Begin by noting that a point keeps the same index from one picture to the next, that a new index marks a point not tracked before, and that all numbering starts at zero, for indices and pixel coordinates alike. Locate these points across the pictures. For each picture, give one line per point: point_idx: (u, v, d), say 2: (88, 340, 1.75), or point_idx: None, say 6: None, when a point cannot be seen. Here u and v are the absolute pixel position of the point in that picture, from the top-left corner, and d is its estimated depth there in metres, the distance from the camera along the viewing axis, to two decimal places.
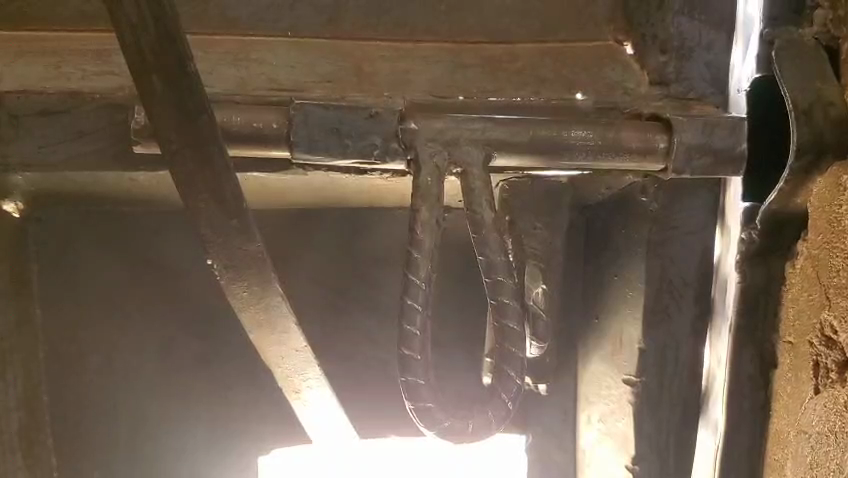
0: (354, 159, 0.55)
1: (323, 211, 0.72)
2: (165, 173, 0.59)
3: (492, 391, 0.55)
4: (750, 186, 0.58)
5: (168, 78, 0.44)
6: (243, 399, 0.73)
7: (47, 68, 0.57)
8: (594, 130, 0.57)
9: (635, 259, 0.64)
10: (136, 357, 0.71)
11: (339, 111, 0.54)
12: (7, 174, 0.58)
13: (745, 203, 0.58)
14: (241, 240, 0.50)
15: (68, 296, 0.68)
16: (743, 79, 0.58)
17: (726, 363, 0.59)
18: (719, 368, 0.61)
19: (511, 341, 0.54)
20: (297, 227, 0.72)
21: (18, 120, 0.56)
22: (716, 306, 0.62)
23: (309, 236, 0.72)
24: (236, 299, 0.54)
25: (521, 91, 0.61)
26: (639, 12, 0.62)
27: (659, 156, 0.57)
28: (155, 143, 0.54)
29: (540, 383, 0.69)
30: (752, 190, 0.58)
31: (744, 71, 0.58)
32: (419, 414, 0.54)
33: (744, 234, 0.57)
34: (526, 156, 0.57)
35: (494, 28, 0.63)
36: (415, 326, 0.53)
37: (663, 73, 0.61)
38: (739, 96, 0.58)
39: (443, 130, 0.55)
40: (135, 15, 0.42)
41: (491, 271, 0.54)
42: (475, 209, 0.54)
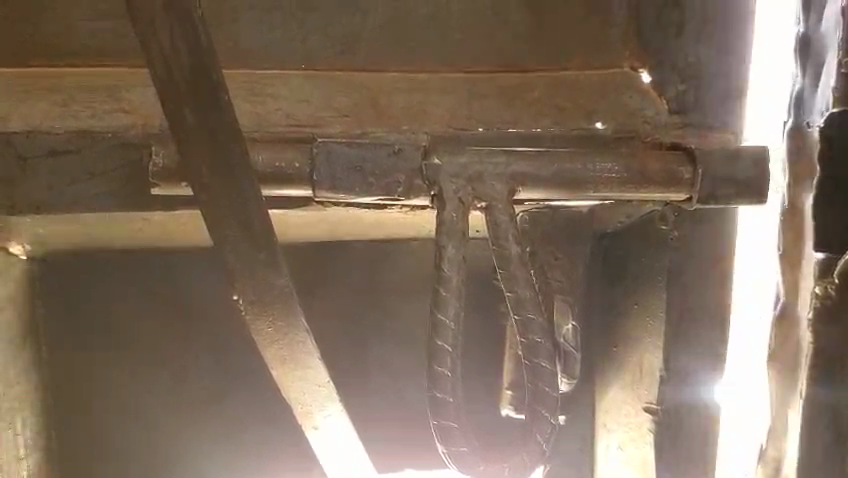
0: (378, 196, 0.54)
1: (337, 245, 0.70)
2: (198, 212, 0.56)
3: (527, 433, 0.54)
4: (824, 235, 0.53)
5: (199, 107, 0.46)
6: (254, 438, 0.70)
7: (53, 106, 0.55)
8: (618, 160, 0.56)
9: (655, 290, 0.63)
10: (146, 394, 0.68)
11: (361, 149, 0.54)
12: (13, 217, 0.55)
13: (821, 255, 0.53)
14: (269, 274, 0.52)
15: (73, 331, 0.67)
16: (817, 112, 0.53)
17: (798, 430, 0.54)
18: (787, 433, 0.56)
19: (543, 378, 0.53)
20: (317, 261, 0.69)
21: (25, 163, 0.54)
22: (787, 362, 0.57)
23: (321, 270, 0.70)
24: (259, 335, 0.55)
25: (541, 121, 0.60)
26: (657, 39, 0.61)
27: (685, 184, 0.57)
28: (185, 183, 0.52)
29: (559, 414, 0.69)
30: (825, 239, 0.53)
31: (818, 104, 0.53)
32: (452, 457, 0.53)
33: (818, 288, 0.53)
34: (550, 190, 0.56)
35: (510, 56, 0.62)
36: (446, 367, 0.52)
37: (683, 102, 0.61)
38: (813, 131, 0.53)
39: (466, 165, 0.54)
40: (169, 47, 0.45)
41: (520, 308, 0.54)
42: (502, 244, 0.54)
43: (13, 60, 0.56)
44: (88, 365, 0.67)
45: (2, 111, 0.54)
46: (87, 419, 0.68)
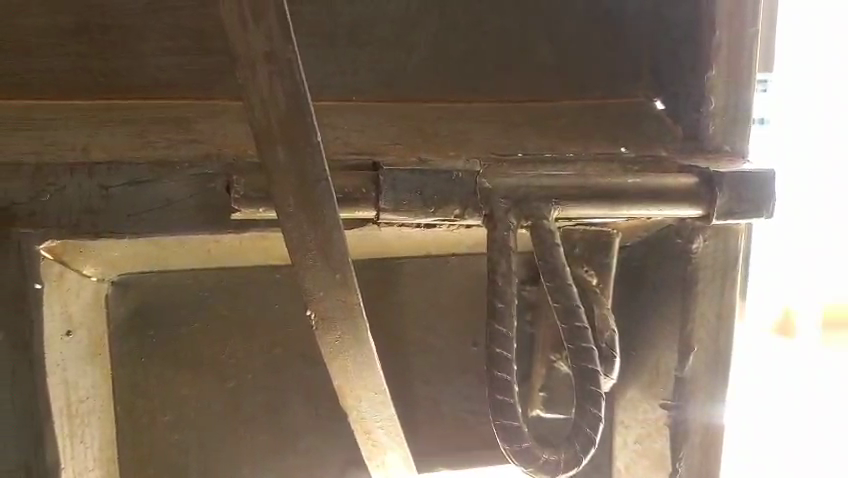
0: (437, 217, 0.59)
1: (388, 262, 0.71)
2: (278, 233, 0.61)
3: (577, 427, 0.59)
4: None
5: (292, 145, 0.51)
6: (305, 444, 0.70)
7: (132, 136, 0.59)
8: (646, 182, 0.63)
9: (672, 298, 0.70)
10: (204, 410, 0.68)
11: (422, 175, 0.58)
12: (92, 242, 0.59)
13: None
14: (341, 292, 0.56)
15: (141, 349, 0.66)
16: None
17: None
18: None
19: (589, 380, 0.59)
20: (370, 279, 0.70)
21: (107, 192, 0.58)
22: None
23: (373, 288, 0.70)
24: (326, 348, 0.59)
25: (570, 146, 0.67)
26: (671, 72, 0.67)
27: (702, 204, 0.64)
28: (266, 208, 0.56)
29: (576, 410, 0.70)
30: None
31: None
32: (514, 453, 0.58)
33: None
34: (589, 208, 0.62)
35: (541, 88, 0.67)
36: (507, 372, 0.58)
37: (698, 128, 0.68)
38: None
39: (514, 187, 0.60)
40: (267, 92, 0.49)
41: (568, 317, 0.59)
42: (548, 260, 0.60)
43: (92, 95, 0.59)
44: (159, 388, 0.67)
45: (81, 143, 0.58)
46: (154, 442, 0.67)
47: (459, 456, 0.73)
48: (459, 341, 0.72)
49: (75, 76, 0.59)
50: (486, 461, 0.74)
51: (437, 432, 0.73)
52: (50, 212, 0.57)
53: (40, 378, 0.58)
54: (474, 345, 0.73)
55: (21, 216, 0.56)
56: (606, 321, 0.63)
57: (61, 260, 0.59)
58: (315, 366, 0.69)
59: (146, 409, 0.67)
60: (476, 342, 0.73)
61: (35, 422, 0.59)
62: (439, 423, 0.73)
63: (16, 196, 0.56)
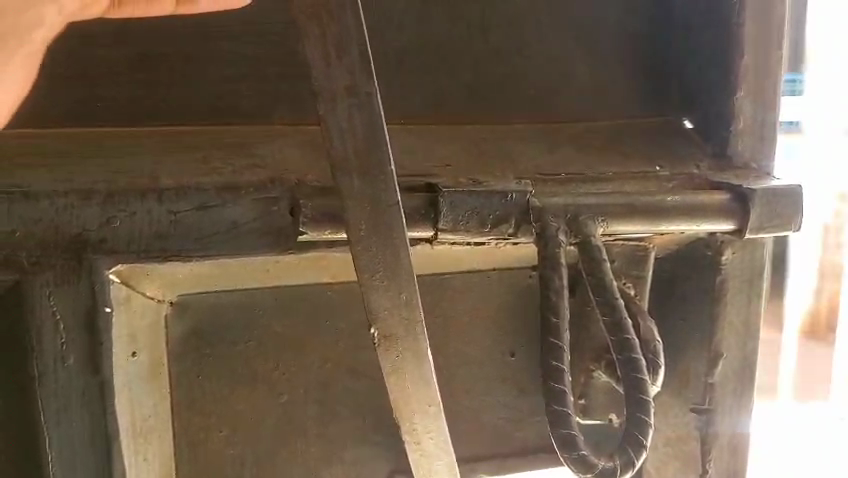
0: (491, 236, 0.62)
1: (427, 278, 0.72)
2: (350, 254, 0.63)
3: (629, 433, 0.62)
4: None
5: (366, 174, 0.53)
6: (353, 455, 0.72)
7: (197, 162, 0.61)
8: (684, 200, 0.66)
9: (703, 307, 0.74)
10: (257, 424, 0.70)
11: (478, 196, 0.61)
12: (159, 265, 0.61)
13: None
14: (406, 310, 0.59)
15: (196, 368, 0.67)
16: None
17: None
18: None
19: (637, 388, 0.61)
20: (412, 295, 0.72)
21: (175, 217, 0.59)
22: None
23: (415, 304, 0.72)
24: (387, 364, 0.61)
25: (610, 164, 0.69)
26: (700, 94, 0.72)
27: (734, 219, 0.67)
28: (335, 229, 0.59)
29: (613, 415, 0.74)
30: None
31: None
32: (574, 461, 0.60)
33: None
34: (631, 223, 0.66)
35: (577, 109, 0.70)
36: (562, 383, 0.60)
37: (727, 145, 0.71)
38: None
39: (563, 205, 0.64)
40: (346, 124, 0.52)
41: (618, 329, 0.62)
42: (597, 275, 0.63)
43: (155, 119, 0.63)
44: (216, 404, 0.68)
45: (148, 170, 0.60)
46: (211, 456, 0.69)
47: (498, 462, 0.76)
48: (499, 353, 0.75)
49: (142, 102, 0.63)
50: (524, 464, 0.77)
51: (477, 439, 0.76)
52: (119, 236, 0.58)
53: (109, 401, 0.60)
54: (512, 355, 0.75)
55: (93, 242, 0.58)
56: (649, 329, 0.66)
57: (128, 283, 0.61)
58: (363, 380, 0.71)
59: (202, 425, 0.68)
60: (513, 351, 0.75)
61: (104, 444, 0.60)
62: (478, 429, 0.76)
63: (88, 222, 0.58)
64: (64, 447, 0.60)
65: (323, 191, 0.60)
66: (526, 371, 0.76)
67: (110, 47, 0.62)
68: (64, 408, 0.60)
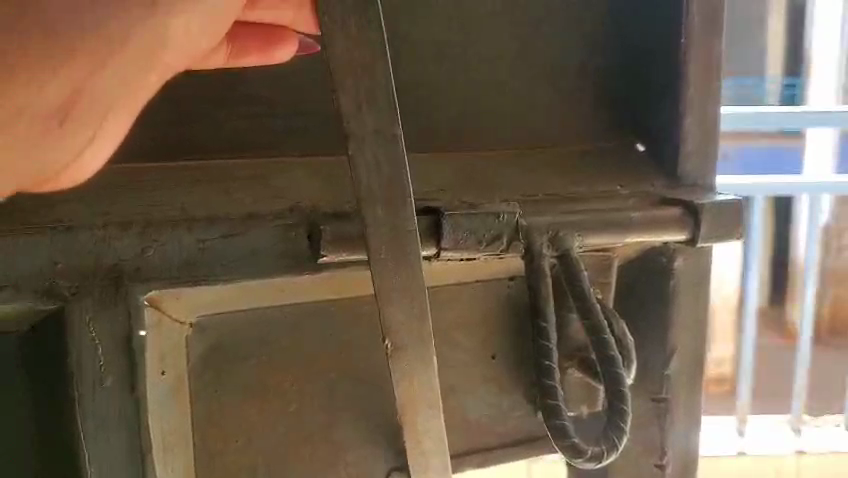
0: (486, 253, 0.70)
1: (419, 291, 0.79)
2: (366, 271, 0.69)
3: (611, 421, 0.71)
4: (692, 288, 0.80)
5: (388, 204, 0.60)
6: (355, 457, 0.78)
7: (222, 193, 0.67)
8: (646, 214, 0.76)
9: (660, 308, 0.84)
10: (268, 432, 0.75)
11: (475, 217, 0.68)
12: (186, 290, 0.65)
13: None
14: (416, 321, 0.66)
15: (214, 384, 0.72)
16: None
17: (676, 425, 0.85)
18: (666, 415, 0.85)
19: (615, 381, 0.71)
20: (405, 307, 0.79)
21: (204, 246, 0.64)
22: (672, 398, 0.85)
23: None
24: (397, 372, 0.68)
25: (580, 184, 0.78)
26: (654, 121, 0.82)
27: (687, 229, 0.77)
28: (353, 249, 0.66)
29: (585, 408, 0.83)
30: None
31: None
32: (568, 448, 0.69)
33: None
34: (602, 235, 0.75)
35: (550, 136, 0.79)
36: (554, 379, 0.71)
37: (679, 167, 0.81)
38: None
39: (546, 222, 0.72)
40: (372, 162, 0.59)
41: (598, 330, 0.71)
42: (577, 284, 0.72)
43: (180, 153, 0.68)
44: (231, 417, 0.73)
45: (178, 203, 0.65)
46: (227, 465, 0.74)
47: (480, 454, 0.84)
48: (482, 356, 0.83)
49: (167, 139, 0.68)
50: (504, 454, 0.85)
51: (464, 435, 0.84)
52: (152, 265, 0.63)
53: (143, 416, 0.65)
54: (494, 357, 0.83)
55: (128, 271, 0.63)
56: (622, 329, 0.75)
57: (159, 307, 0.65)
58: (364, 387, 0.78)
59: (218, 436, 0.73)
60: (494, 353, 0.83)
61: (140, 458, 0.65)
62: (464, 426, 0.83)
63: (125, 252, 0.63)
64: (103, 464, 0.64)
65: (337, 216, 0.67)
66: (506, 371, 0.84)
67: None
68: (102, 427, 0.64)
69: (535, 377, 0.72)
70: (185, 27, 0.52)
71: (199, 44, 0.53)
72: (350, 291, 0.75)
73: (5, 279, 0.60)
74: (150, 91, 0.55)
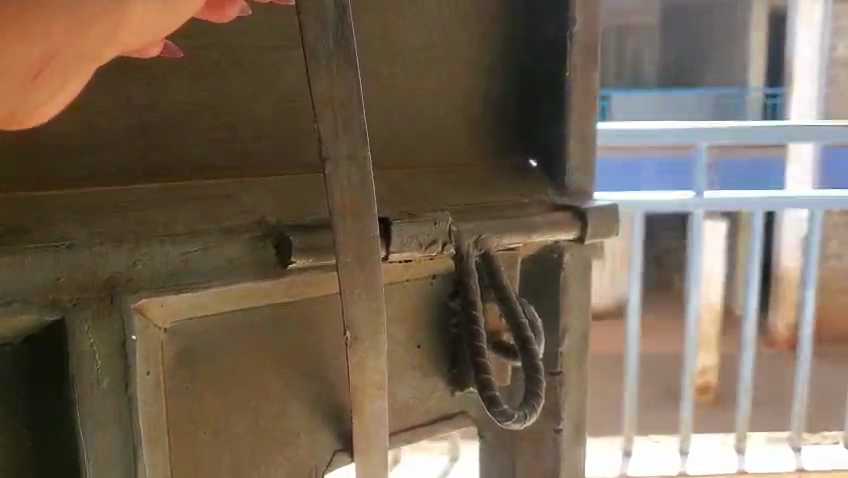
0: (424, 254, 0.82)
1: None
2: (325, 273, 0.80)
3: (530, 389, 0.85)
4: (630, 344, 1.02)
5: (356, 217, 0.72)
6: (307, 440, 0.89)
7: (197, 211, 0.75)
8: (547, 217, 0.92)
9: (554, 297, 1.00)
10: (232, 424, 0.84)
11: (416, 224, 0.81)
12: (169, 298, 0.73)
13: None
14: (372, 316, 0.77)
15: (186, 383, 0.80)
16: None
17: (569, 395, 1.02)
18: (574, 401, 1.02)
19: (531, 356, 0.85)
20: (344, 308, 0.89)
21: (187, 258, 0.73)
22: (565, 370, 1.02)
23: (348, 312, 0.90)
24: (353, 362, 0.79)
25: (489, 195, 0.92)
26: (543, 140, 0.98)
27: (576, 229, 0.94)
28: (317, 256, 0.77)
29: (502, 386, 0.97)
30: None
31: None
32: (497, 414, 0.83)
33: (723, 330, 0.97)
34: (513, 236, 0.89)
35: (460, 154, 0.93)
36: (484, 357, 0.85)
37: (566, 178, 0.97)
38: None
39: (470, 227, 0.86)
40: (344, 182, 0.70)
41: (516, 315, 0.86)
42: (498, 277, 0.87)
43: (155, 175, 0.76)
44: (201, 413, 0.82)
45: (162, 220, 0.74)
46: (197, 456, 0.82)
47: (409, 432, 0.97)
48: (410, 347, 0.95)
49: (144, 164, 0.76)
50: (428, 430, 0.99)
51: (394, 416, 0.96)
52: (142, 277, 0.71)
53: (135, 413, 0.72)
54: (419, 347, 0.96)
55: (121, 283, 0.70)
56: (532, 314, 0.90)
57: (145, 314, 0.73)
58: (315, 378, 0.88)
59: (189, 431, 0.81)
60: (419, 343, 0.96)
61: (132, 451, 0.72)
62: (395, 408, 0.96)
63: (118, 266, 0.70)
64: (100, 459, 0.71)
65: (301, 227, 0.77)
66: (428, 358, 0.97)
67: (110, 118, 0.74)
68: (98, 425, 0.71)
69: (468, 357, 0.86)
70: (140, 14, 0.60)
71: (152, 30, 0.61)
72: (304, 294, 0.84)
73: (12, 294, 0.66)
74: (102, 63, 0.61)
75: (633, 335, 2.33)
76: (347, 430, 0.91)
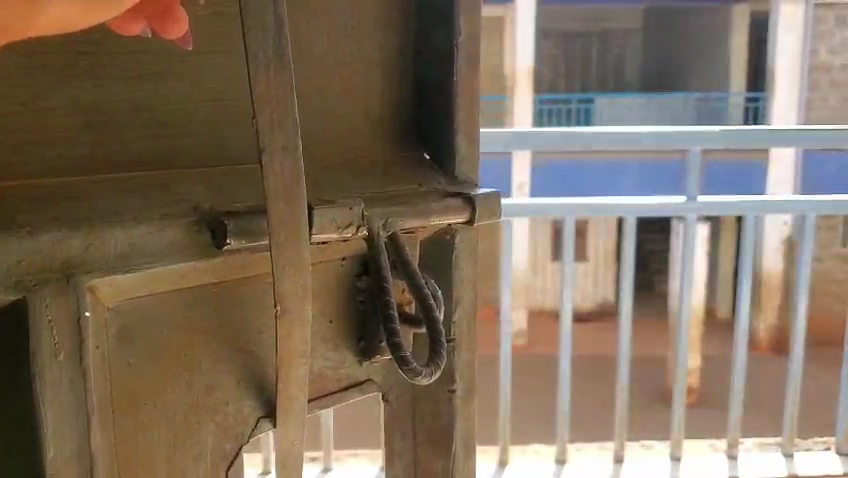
0: (340, 235, 0.94)
1: None
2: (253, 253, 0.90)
3: (433, 349, 0.98)
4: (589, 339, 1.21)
5: (287, 201, 0.83)
6: (235, 412, 0.97)
7: (139, 199, 0.84)
8: (442, 203, 1.05)
9: (446, 274, 1.14)
10: (168, 396, 0.91)
11: (333, 209, 0.92)
12: (117, 277, 0.81)
13: None
14: (299, 290, 0.88)
15: (127, 358, 0.87)
16: None
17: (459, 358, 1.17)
18: None
19: (435, 321, 0.98)
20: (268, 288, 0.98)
21: (133, 241, 0.81)
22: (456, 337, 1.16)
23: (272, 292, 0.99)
24: (282, 332, 0.89)
25: (392, 183, 1.05)
26: (433, 135, 1.12)
27: (466, 212, 1.07)
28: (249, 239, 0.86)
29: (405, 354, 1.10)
30: None
31: None
32: (407, 371, 0.95)
33: None
34: (414, 219, 1.02)
35: (364, 148, 1.05)
36: (395, 323, 0.97)
37: (455, 169, 1.11)
38: None
39: (378, 212, 0.98)
40: (277, 170, 0.81)
41: (421, 286, 0.99)
42: (404, 255, 1.00)
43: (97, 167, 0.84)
44: (141, 386, 0.89)
45: (109, 207, 0.81)
46: (136, 426, 0.90)
47: (323, 399, 1.09)
48: (323, 321, 1.06)
49: (87, 157, 0.83)
50: (339, 396, 1.10)
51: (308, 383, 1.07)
52: (94, 258, 0.79)
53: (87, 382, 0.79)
54: (331, 321, 1.07)
55: (75, 265, 0.78)
56: (433, 286, 1.03)
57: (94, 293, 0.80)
58: (241, 354, 0.97)
59: (130, 403, 0.88)
60: (330, 318, 1.07)
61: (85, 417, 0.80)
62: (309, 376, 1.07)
63: (73, 250, 0.77)
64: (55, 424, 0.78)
65: (232, 212, 0.87)
66: (339, 332, 1.08)
67: (55, 114, 0.82)
68: (54, 394, 0.78)
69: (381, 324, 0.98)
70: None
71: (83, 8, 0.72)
72: (233, 274, 0.93)
73: None
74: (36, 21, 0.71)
75: (618, 339, 2.46)
76: (270, 398, 0.99)
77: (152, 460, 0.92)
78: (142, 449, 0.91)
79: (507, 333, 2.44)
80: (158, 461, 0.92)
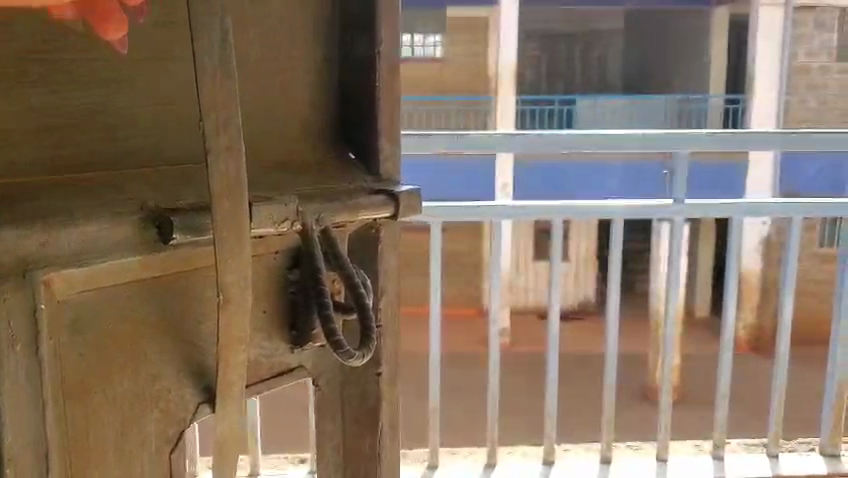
0: (277, 229, 1.01)
1: None
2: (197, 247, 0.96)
3: (364, 333, 1.07)
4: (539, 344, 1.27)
5: (230, 197, 0.89)
6: (177, 398, 1.02)
7: (89, 197, 0.89)
8: (368, 199, 1.13)
9: (371, 265, 1.22)
10: (114, 384, 0.96)
11: (270, 205, 0.99)
12: (71, 271, 0.86)
13: None
14: (242, 280, 0.95)
15: (76, 349, 0.91)
16: None
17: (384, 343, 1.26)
18: None
19: (365, 308, 1.07)
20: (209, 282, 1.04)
21: (86, 238, 0.87)
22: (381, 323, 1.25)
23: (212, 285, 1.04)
24: (224, 320, 0.96)
25: (321, 181, 1.12)
26: (357, 136, 1.20)
27: (391, 207, 1.16)
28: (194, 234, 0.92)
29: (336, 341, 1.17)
30: None
31: None
32: (341, 353, 1.03)
33: None
34: (344, 214, 1.10)
35: (294, 148, 1.13)
36: (329, 310, 1.04)
37: (378, 168, 1.20)
38: None
39: (310, 207, 1.05)
40: (222, 169, 0.88)
41: (351, 276, 1.07)
42: (335, 248, 1.08)
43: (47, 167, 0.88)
44: (89, 374, 0.94)
45: (60, 205, 0.86)
46: (85, 413, 0.94)
47: (259, 385, 1.15)
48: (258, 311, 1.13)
49: (37, 158, 0.88)
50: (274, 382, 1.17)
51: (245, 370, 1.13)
52: (49, 254, 0.84)
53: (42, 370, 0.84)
54: (265, 312, 1.13)
55: (31, 259, 0.83)
56: (362, 276, 1.12)
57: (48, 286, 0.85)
58: (183, 344, 1.02)
59: (78, 391, 0.93)
60: (265, 308, 1.13)
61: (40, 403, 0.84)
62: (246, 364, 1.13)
63: (29, 247, 0.82)
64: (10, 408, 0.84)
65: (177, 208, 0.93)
66: (273, 322, 1.15)
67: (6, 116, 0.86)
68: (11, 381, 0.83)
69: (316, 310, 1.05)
70: None
71: None
72: (175, 267, 0.98)
73: None
74: None
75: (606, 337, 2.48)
76: (210, 386, 1.04)
77: (98, 446, 0.96)
78: (90, 435, 0.95)
79: (493, 334, 2.45)
80: (106, 446, 0.97)
